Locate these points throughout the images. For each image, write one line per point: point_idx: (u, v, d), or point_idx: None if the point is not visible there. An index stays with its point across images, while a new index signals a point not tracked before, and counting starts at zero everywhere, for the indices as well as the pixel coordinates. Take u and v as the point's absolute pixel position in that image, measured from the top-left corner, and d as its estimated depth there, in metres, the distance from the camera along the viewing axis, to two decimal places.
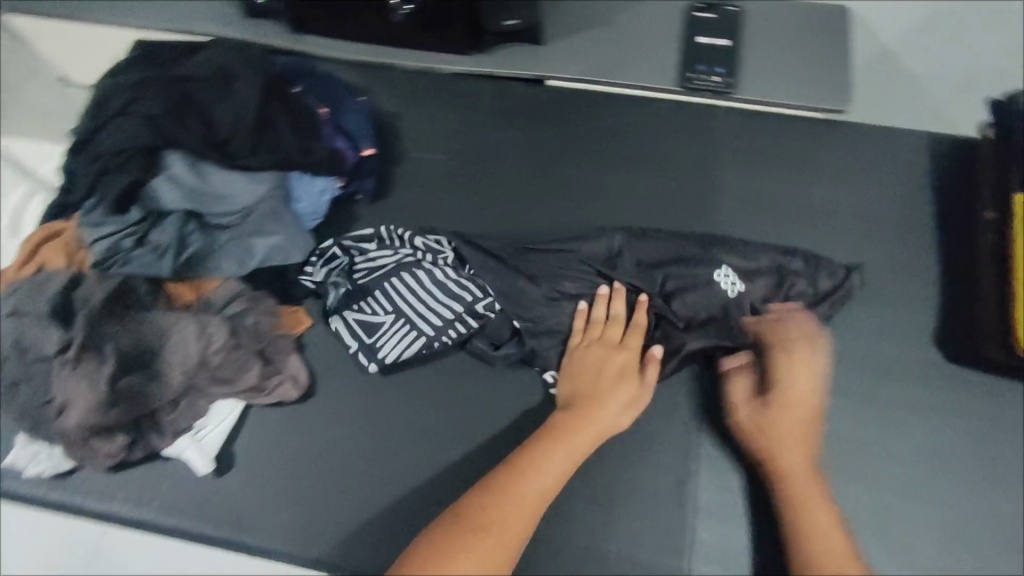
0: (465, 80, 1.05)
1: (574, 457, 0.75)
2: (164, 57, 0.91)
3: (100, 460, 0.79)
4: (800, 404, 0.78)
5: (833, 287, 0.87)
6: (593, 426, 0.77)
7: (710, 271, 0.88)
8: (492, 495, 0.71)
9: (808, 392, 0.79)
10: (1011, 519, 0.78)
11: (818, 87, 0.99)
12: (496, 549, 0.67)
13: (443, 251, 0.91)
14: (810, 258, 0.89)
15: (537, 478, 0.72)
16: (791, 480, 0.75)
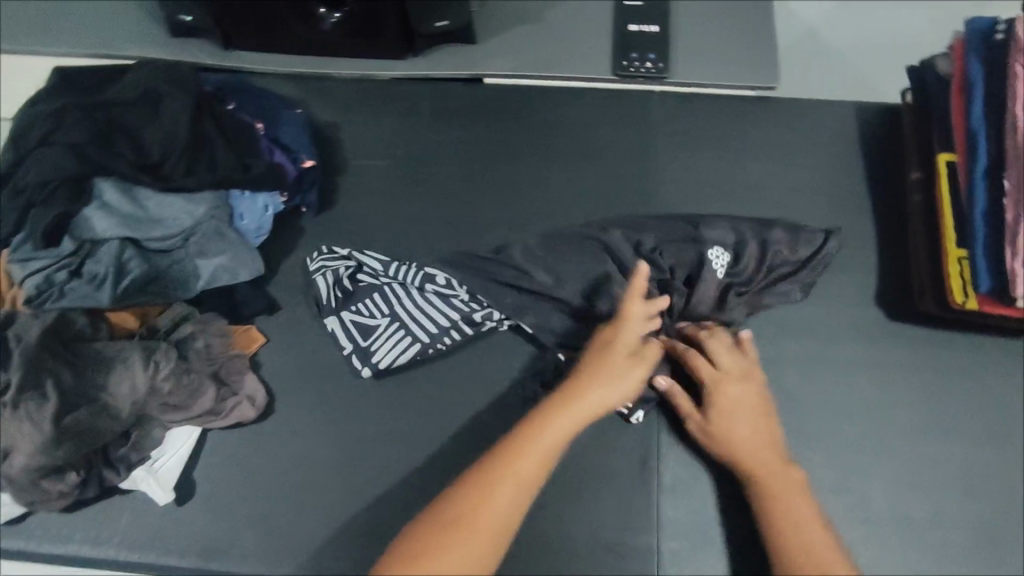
0: (402, 85, 1.05)
1: (556, 443, 0.72)
2: (88, 84, 0.90)
3: (51, 501, 0.77)
4: (741, 401, 0.77)
5: (813, 253, 0.88)
6: (582, 406, 0.73)
7: (700, 250, 0.87)
8: (468, 490, 0.69)
9: (739, 389, 0.78)
10: (963, 466, 0.81)
11: (746, 67, 1.02)
12: (472, 548, 0.65)
13: (455, 292, 0.88)
14: (791, 229, 0.89)
15: (517, 468, 0.70)
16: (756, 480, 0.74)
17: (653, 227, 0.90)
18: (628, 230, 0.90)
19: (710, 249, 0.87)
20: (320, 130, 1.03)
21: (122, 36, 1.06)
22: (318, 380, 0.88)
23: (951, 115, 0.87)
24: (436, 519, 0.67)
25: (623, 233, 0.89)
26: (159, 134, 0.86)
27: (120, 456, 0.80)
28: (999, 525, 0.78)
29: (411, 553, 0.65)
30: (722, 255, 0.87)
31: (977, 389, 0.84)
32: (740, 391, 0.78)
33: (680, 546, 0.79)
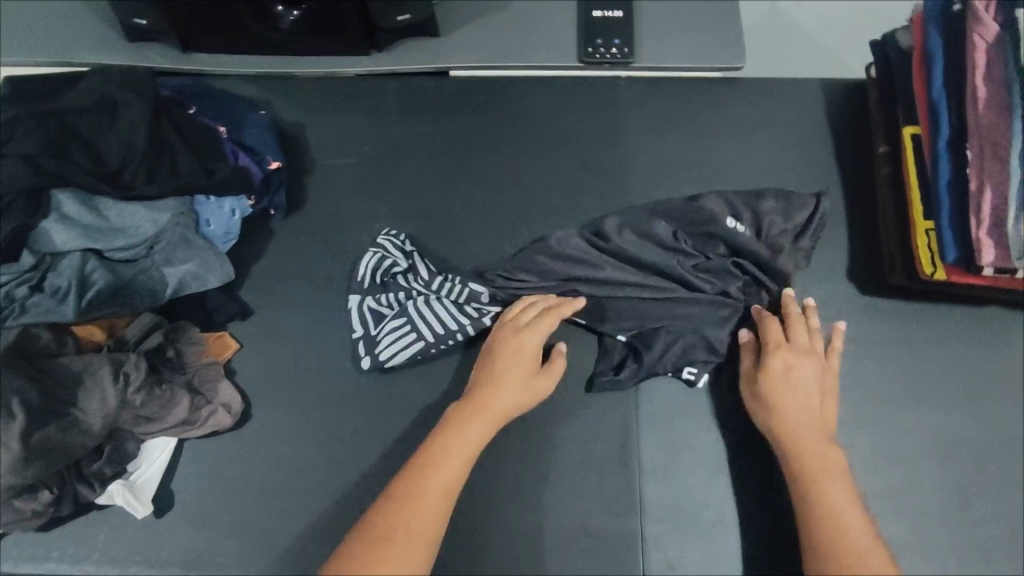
0: (367, 81, 1.04)
1: (473, 450, 0.74)
2: (40, 92, 0.87)
3: (23, 521, 0.75)
4: (804, 378, 0.76)
5: (807, 220, 0.87)
6: (489, 413, 0.76)
7: (717, 226, 0.85)
8: (397, 502, 0.70)
9: (807, 366, 0.77)
10: (937, 435, 0.82)
11: (712, 47, 1.01)
12: (408, 556, 0.67)
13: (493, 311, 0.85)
14: (781, 197, 0.87)
15: (437, 476, 0.71)
16: (803, 455, 0.73)
17: (658, 216, 0.86)
18: (638, 230, 0.86)
19: (725, 221, 0.85)
20: (285, 131, 1.02)
21: (76, 42, 1.03)
22: (294, 384, 0.87)
23: (915, 88, 0.87)
24: (375, 531, 0.68)
25: (634, 233, 0.86)
26: (118, 142, 0.84)
27: (93, 472, 0.78)
28: (974, 491, 0.79)
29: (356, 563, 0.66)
30: (739, 225, 0.85)
31: (948, 358, 0.85)
32: (805, 369, 0.77)
33: (662, 527, 0.79)
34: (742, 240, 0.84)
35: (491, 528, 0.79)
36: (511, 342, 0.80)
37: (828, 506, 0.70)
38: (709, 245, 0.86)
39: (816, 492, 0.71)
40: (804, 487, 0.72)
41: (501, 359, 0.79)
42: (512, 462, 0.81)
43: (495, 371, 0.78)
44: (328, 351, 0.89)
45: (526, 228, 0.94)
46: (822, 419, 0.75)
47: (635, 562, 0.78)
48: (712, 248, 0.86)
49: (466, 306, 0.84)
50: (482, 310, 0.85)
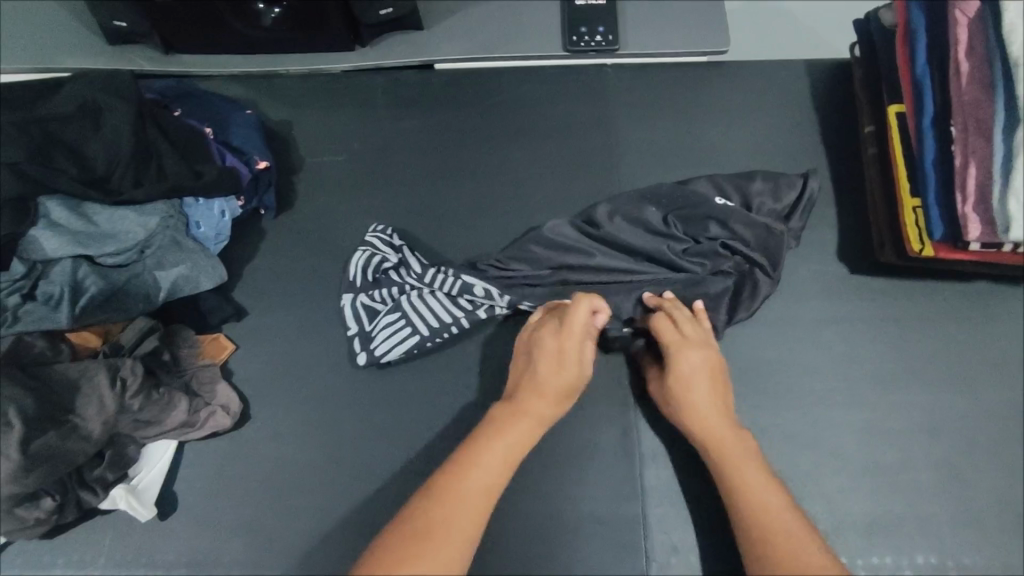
0: (353, 77, 1.03)
1: (514, 452, 0.73)
2: (23, 99, 0.86)
3: (26, 530, 0.75)
4: (696, 371, 0.77)
5: (797, 199, 0.88)
6: (531, 416, 0.75)
7: (708, 204, 0.85)
8: (437, 497, 0.68)
9: (696, 357, 0.78)
10: (928, 410, 0.83)
11: (697, 32, 1.01)
12: (449, 553, 0.64)
13: (493, 302, 0.84)
14: (770, 177, 0.88)
15: (478, 475, 0.70)
16: (716, 450, 0.74)
17: (649, 200, 0.87)
18: (630, 216, 0.86)
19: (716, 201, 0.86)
20: (272, 130, 1.01)
21: (57, 47, 1.02)
22: (293, 383, 0.88)
23: (899, 67, 0.87)
24: (412, 525, 0.65)
25: (624, 219, 0.86)
26: (103, 147, 0.84)
27: (95, 478, 0.78)
28: (965, 463, 0.81)
29: (394, 555, 0.63)
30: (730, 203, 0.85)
31: (937, 334, 0.86)
32: (697, 360, 0.78)
33: (663, 510, 0.80)
34: (732, 218, 0.84)
35: (493, 518, 0.80)
36: (547, 339, 0.78)
37: (750, 498, 0.70)
38: (705, 225, 0.85)
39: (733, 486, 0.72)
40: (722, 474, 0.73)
41: (539, 359, 0.78)
42: None
43: (533, 372, 0.77)
44: (325, 349, 0.89)
45: (517, 219, 0.94)
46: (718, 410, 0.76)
47: (638, 545, 0.79)
48: (709, 227, 0.85)
49: (462, 299, 0.85)
50: (478, 301, 0.84)
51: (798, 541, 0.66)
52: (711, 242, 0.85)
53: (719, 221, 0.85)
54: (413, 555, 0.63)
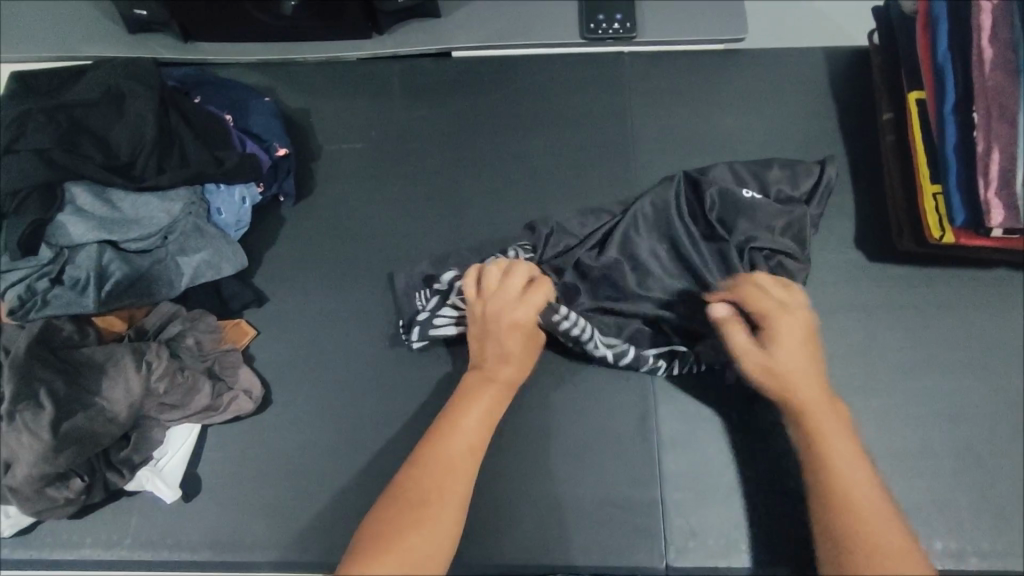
0: (370, 64, 1.04)
1: (489, 415, 0.74)
2: (48, 86, 0.87)
3: (57, 509, 0.76)
4: (798, 336, 0.74)
5: (815, 186, 0.88)
6: (499, 384, 0.76)
7: (737, 193, 0.86)
8: (429, 462, 0.68)
9: (804, 327, 0.74)
10: (946, 397, 0.83)
11: (713, 20, 1.02)
12: (447, 515, 0.65)
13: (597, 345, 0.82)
14: (786, 165, 0.89)
15: (460, 435, 0.71)
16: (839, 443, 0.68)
17: (675, 185, 0.88)
18: (656, 203, 0.88)
19: (742, 193, 0.86)
20: (291, 117, 1.02)
21: (78, 35, 1.03)
22: (314, 368, 0.89)
23: (920, 53, 0.87)
24: (405, 491, 0.66)
25: (651, 208, 0.88)
26: (126, 134, 0.85)
27: (122, 459, 0.79)
28: (983, 450, 0.81)
29: (387, 520, 0.64)
30: (757, 195, 0.87)
31: (956, 321, 0.86)
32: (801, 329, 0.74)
33: (681, 496, 0.81)
34: (764, 210, 0.86)
35: (513, 502, 0.81)
36: (506, 310, 0.78)
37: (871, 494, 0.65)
38: (736, 220, 0.86)
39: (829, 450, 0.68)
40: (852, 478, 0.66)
41: (499, 327, 0.77)
42: (533, 435, 0.83)
43: (497, 341, 0.78)
44: (345, 335, 0.90)
45: (535, 208, 0.94)
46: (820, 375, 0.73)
47: (656, 528, 0.79)
48: (738, 223, 0.85)
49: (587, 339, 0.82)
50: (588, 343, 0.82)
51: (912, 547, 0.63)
52: (741, 238, 0.85)
53: (747, 216, 0.85)
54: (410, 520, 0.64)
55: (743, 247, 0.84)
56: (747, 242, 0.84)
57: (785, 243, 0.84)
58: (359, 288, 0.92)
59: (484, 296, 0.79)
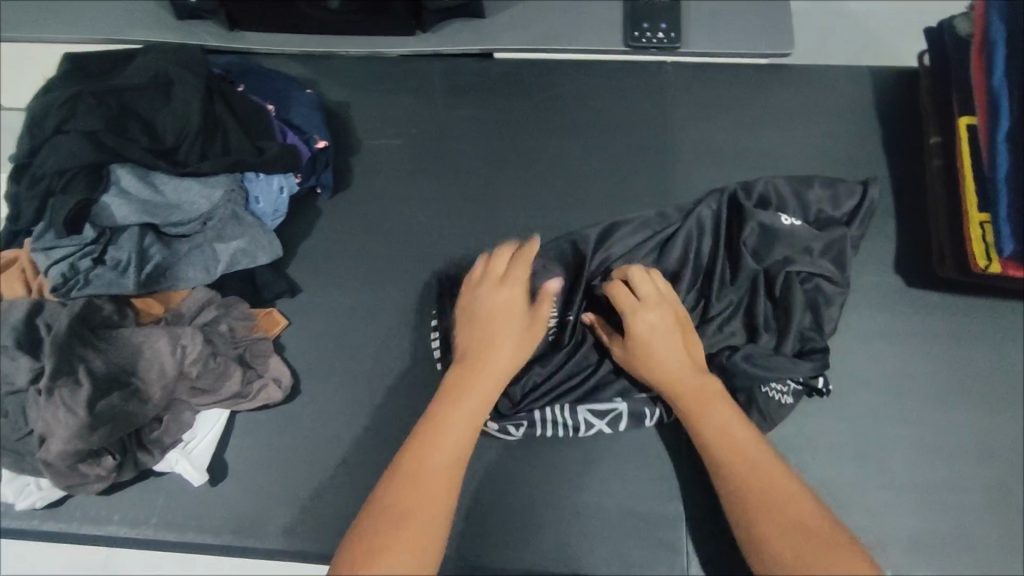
0: (411, 62, 1.04)
1: (473, 410, 0.71)
2: (99, 69, 0.89)
3: (89, 484, 0.78)
4: (656, 330, 0.76)
5: (856, 206, 0.87)
6: (486, 371, 0.73)
7: (775, 215, 0.85)
8: (409, 469, 0.65)
9: (659, 316, 0.76)
10: (981, 430, 0.82)
11: (759, 34, 1.01)
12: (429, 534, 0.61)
13: (594, 423, 0.82)
14: (827, 184, 0.88)
15: (447, 431, 0.68)
16: (729, 451, 0.69)
17: (713, 201, 0.88)
18: (696, 221, 0.87)
19: (780, 219, 0.85)
20: (330, 110, 1.02)
21: (128, 20, 1.05)
22: (343, 361, 0.89)
23: (972, 77, 0.85)
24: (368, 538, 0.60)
25: (693, 223, 0.87)
26: (172, 118, 0.86)
27: (153, 440, 0.81)
28: (1017, 485, 0.80)
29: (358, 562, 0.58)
30: (796, 221, 0.85)
31: (995, 353, 0.84)
32: (657, 321, 0.76)
33: (704, 515, 0.80)
34: (800, 234, 0.84)
35: (535, 508, 0.81)
36: (495, 299, 0.77)
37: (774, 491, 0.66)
38: (772, 245, 0.84)
39: (711, 443, 0.71)
40: (746, 484, 0.67)
41: (494, 317, 0.76)
42: (558, 443, 0.83)
43: (486, 332, 0.75)
44: (375, 330, 0.90)
45: (570, 215, 0.94)
46: (686, 363, 0.75)
47: (678, 545, 0.79)
48: (774, 248, 0.84)
49: (585, 421, 0.82)
50: (583, 425, 0.82)
51: (834, 535, 0.62)
52: (775, 263, 0.84)
53: (784, 240, 0.84)
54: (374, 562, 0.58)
55: (781, 270, 0.83)
56: (782, 266, 0.83)
57: (824, 265, 0.84)
58: (392, 284, 0.92)
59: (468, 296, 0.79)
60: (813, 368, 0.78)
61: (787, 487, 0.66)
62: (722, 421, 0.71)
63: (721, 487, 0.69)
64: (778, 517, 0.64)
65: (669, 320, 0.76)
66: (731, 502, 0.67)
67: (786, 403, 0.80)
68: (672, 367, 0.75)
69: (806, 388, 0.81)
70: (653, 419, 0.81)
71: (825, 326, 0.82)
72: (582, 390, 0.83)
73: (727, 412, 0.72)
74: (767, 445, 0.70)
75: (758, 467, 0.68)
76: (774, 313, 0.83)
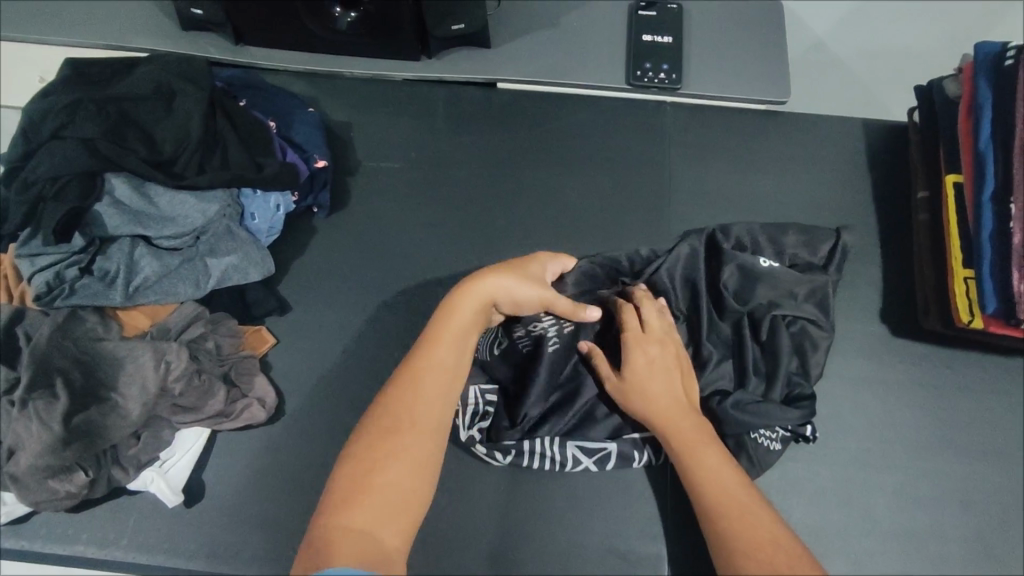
0: (415, 86, 1.05)
1: (462, 329, 0.72)
2: (101, 77, 0.88)
3: (57, 501, 0.75)
4: (654, 365, 0.77)
5: (831, 250, 0.90)
6: (472, 299, 0.73)
7: (756, 258, 0.86)
8: (397, 394, 0.68)
9: (661, 352, 0.78)
10: (960, 481, 0.83)
11: (759, 79, 1.02)
12: (417, 458, 0.64)
13: (582, 461, 0.82)
14: (803, 232, 0.90)
15: (437, 356, 0.70)
16: (718, 497, 0.69)
17: (693, 238, 0.89)
18: (681, 260, 0.88)
19: (759, 262, 0.86)
20: (332, 130, 1.02)
21: (133, 28, 1.04)
22: (330, 383, 0.88)
23: (960, 137, 0.88)
24: (359, 467, 0.63)
25: (677, 259, 0.88)
26: (172, 130, 0.85)
27: (129, 457, 0.79)
28: (995, 539, 0.81)
29: (348, 490, 0.61)
30: (775, 264, 0.86)
31: (976, 407, 0.86)
32: (658, 355, 0.77)
33: (684, 558, 0.79)
34: (788, 279, 0.86)
35: (518, 542, 0.80)
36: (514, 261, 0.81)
37: (758, 537, 0.65)
38: (754, 288, 0.86)
39: (698, 483, 0.71)
40: (732, 527, 0.67)
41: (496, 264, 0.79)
42: (543, 478, 0.83)
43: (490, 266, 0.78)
44: (364, 352, 0.89)
45: (565, 247, 0.95)
46: (681, 401, 0.76)
47: None
48: (756, 291, 0.86)
49: (574, 457, 0.82)
50: (572, 461, 0.82)
51: None
52: (761, 306, 0.85)
53: (767, 284, 0.86)
54: (363, 491, 0.61)
55: (767, 314, 0.84)
56: (768, 310, 0.84)
57: (807, 310, 0.85)
58: (383, 307, 0.92)
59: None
60: (802, 416, 0.79)
61: (771, 533, 0.66)
62: (711, 465, 0.71)
63: (708, 527, 0.69)
64: (761, 562, 0.63)
65: (669, 357, 0.78)
66: (718, 546, 0.67)
67: (774, 449, 0.80)
68: (667, 404, 0.75)
69: (793, 435, 0.81)
70: (641, 461, 0.81)
71: (810, 371, 0.83)
72: (573, 425, 0.83)
73: (716, 451, 0.72)
74: (755, 492, 0.70)
75: (744, 514, 0.68)
76: (762, 357, 0.84)
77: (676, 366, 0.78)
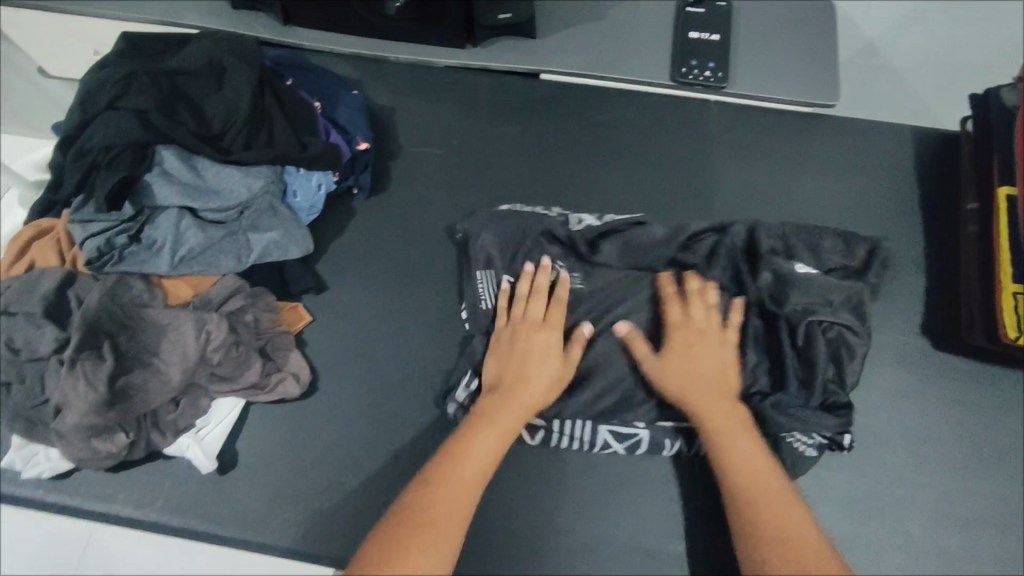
0: (459, 74, 1.05)
1: (499, 436, 0.73)
2: (155, 51, 0.90)
3: (98, 460, 0.78)
4: (693, 347, 0.79)
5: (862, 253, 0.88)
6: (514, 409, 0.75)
7: (793, 266, 0.85)
8: (431, 482, 0.67)
9: (701, 338, 0.80)
10: (997, 501, 0.81)
11: (808, 82, 1.00)
12: (448, 545, 0.63)
13: (611, 446, 0.82)
14: (832, 237, 0.89)
15: (472, 461, 0.70)
16: (746, 479, 0.69)
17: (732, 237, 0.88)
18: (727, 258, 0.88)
19: (796, 269, 0.84)
20: (375, 113, 1.03)
21: (185, 5, 1.06)
22: (363, 363, 0.89)
23: (1015, 148, 0.85)
24: (386, 542, 0.61)
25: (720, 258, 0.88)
26: (222, 106, 0.86)
27: (167, 422, 0.81)
28: None
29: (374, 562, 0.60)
30: (812, 270, 0.85)
31: (1017, 425, 0.84)
32: (699, 338, 0.80)
33: (710, 559, 0.79)
34: (826, 284, 0.84)
35: (543, 530, 0.81)
36: (535, 335, 0.80)
37: (783, 524, 0.65)
38: (787, 292, 0.83)
39: (727, 463, 0.71)
40: (757, 517, 0.66)
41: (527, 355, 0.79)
42: (571, 469, 0.83)
43: (521, 360, 0.79)
44: (398, 335, 0.90)
45: None
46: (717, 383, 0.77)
47: None
48: (790, 296, 0.83)
49: (603, 439, 0.82)
50: (599, 443, 0.82)
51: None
52: (796, 311, 0.82)
53: (801, 289, 0.83)
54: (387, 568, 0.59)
55: (802, 320, 0.81)
56: (804, 315, 0.82)
57: (843, 316, 0.83)
58: (418, 291, 0.93)
59: (511, 323, 0.82)
60: (838, 425, 0.79)
61: (799, 526, 0.65)
62: (742, 449, 0.72)
63: (734, 511, 0.69)
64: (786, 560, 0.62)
65: (710, 345, 0.80)
66: (741, 526, 0.67)
67: (807, 455, 0.79)
68: (703, 386, 0.77)
69: (828, 442, 0.80)
70: (670, 451, 0.81)
71: (847, 378, 0.80)
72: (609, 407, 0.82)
73: (747, 436, 0.73)
74: (784, 488, 0.69)
75: (771, 504, 0.67)
76: (797, 365, 0.81)
77: (716, 354, 0.79)
